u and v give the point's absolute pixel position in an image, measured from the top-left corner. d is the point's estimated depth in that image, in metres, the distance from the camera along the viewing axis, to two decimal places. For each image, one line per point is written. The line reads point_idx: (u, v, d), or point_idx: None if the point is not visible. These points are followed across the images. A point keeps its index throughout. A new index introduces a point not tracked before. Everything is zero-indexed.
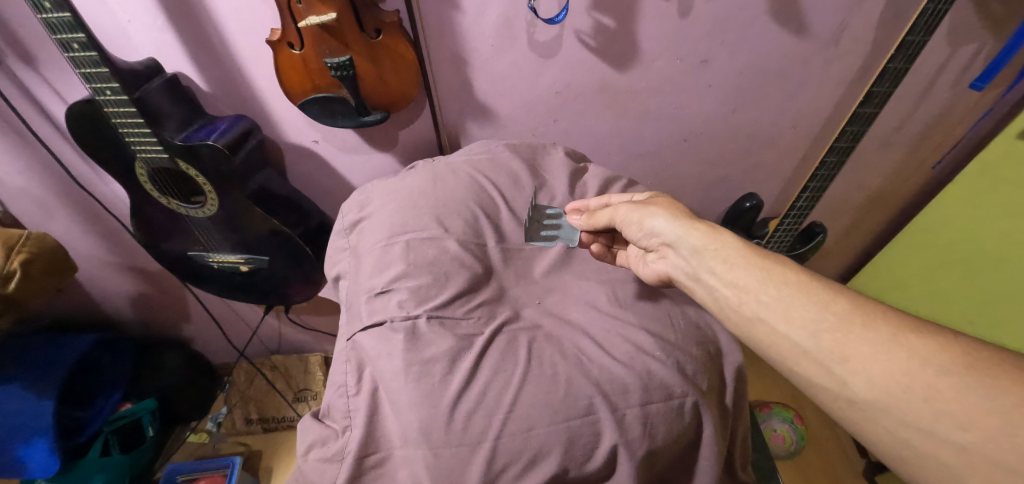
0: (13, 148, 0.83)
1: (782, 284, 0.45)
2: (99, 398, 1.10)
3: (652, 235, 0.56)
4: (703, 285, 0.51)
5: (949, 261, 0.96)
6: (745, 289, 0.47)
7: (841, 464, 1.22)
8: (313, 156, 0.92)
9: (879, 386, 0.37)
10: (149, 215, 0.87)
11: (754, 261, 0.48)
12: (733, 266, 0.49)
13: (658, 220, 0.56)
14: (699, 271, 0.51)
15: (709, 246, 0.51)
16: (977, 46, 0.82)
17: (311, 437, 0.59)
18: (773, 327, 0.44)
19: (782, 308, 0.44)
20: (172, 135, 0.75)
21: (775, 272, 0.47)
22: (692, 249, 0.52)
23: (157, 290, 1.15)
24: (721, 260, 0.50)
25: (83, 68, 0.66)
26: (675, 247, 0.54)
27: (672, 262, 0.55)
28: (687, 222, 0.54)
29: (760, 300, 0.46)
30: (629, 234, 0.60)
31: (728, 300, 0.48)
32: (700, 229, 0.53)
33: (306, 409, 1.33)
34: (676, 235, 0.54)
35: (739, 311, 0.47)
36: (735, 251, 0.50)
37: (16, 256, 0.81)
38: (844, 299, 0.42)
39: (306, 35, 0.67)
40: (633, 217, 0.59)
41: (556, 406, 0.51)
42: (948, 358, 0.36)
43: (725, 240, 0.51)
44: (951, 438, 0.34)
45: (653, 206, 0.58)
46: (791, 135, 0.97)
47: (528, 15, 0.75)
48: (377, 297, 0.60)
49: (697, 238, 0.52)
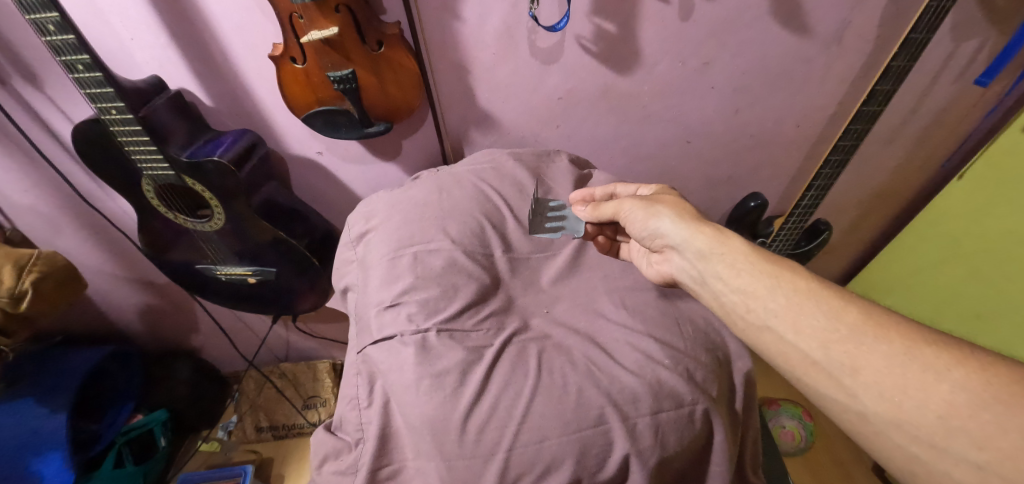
0: (19, 166, 0.84)
1: (791, 292, 0.45)
2: (111, 410, 1.12)
3: (655, 235, 0.57)
4: (708, 289, 0.51)
5: (956, 259, 0.96)
6: (753, 295, 0.47)
7: (851, 459, 1.22)
8: (317, 167, 0.92)
9: (889, 400, 0.38)
10: (157, 230, 0.87)
11: (761, 266, 0.48)
12: (739, 271, 0.49)
13: (663, 220, 0.56)
14: (704, 276, 0.52)
15: (714, 250, 0.51)
16: (980, 41, 0.81)
17: (324, 450, 0.61)
18: (781, 335, 0.44)
19: (790, 316, 0.44)
20: (178, 152, 0.76)
21: (784, 278, 0.47)
22: (698, 252, 0.52)
23: (165, 302, 1.16)
24: (727, 265, 0.50)
25: (88, 89, 0.66)
26: (680, 250, 0.54)
27: (677, 264, 0.56)
28: (693, 224, 0.54)
29: (768, 307, 0.46)
30: (634, 230, 0.59)
31: (735, 307, 0.48)
32: (706, 232, 0.52)
33: (317, 417, 1.34)
34: (681, 239, 0.54)
35: (745, 316, 0.47)
36: (741, 255, 0.49)
37: (27, 275, 0.81)
38: (855, 308, 0.42)
39: (308, 49, 0.67)
40: (638, 214, 0.58)
41: (567, 416, 0.51)
42: (965, 373, 0.36)
43: (732, 245, 0.50)
44: (965, 457, 0.34)
45: (659, 205, 0.57)
46: (794, 134, 0.97)
47: (529, 23, 0.75)
48: (387, 312, 0.61)
49: (703, 241, 0.52)
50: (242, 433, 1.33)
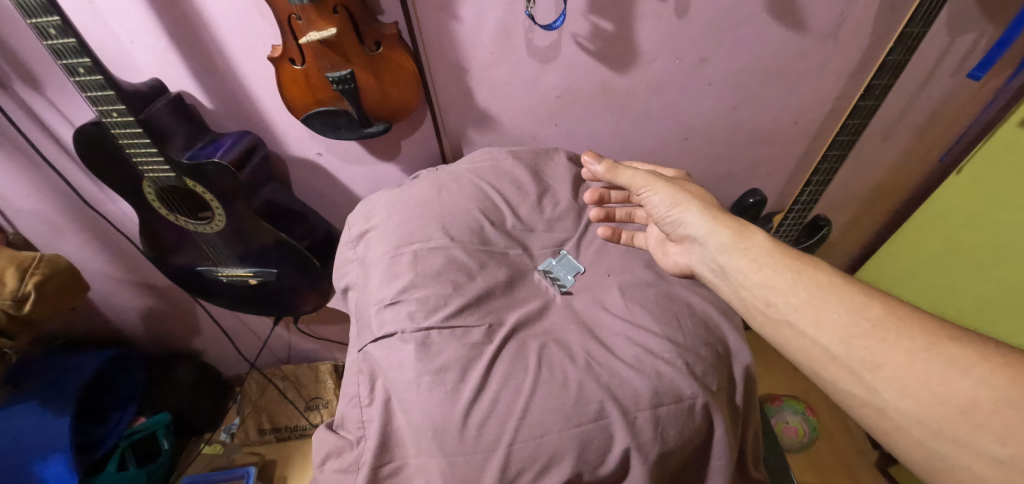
0: (22, 170, 0.84)
1: (813, 287, 0.46)
2: (115, 412, 1.14)
3: (678, 224, 0.58)
4: (729, 282, 0.53)
5: (957, 251, 0.97)
6: (774, 289, 0.48)
7: (853, 455, 1.22)
8: (317, 168, 0.93)
9: (911, 395, 0.39)
10: (158, 232, 0.88)
11: (785, 263, 0.49)
12: (761, 265, 0.50)
13: (688, 212, 0.57)
14: (725, 269, 0.53)
15: (737, 245, 0.52)
16: (976, 35, 0.81)
17: (326, 448, 0.61)
18: (800, 330, 0.45)
19: (810, 311, 0.45)
20: (178, 154, 0.76)
21: (806, 273, 0.47)
22: (720, 245, 0.53)
23: (167, 304, 1.17)
24: (750, 259, 0.51)
25: (88, 92, 0.67)
26: (701, 243, 0.56)
27: (696, 256, 0.57)
28: (717, 218, 0.55)
29: (788, 302, 0.47)
30: (655, 212, 0.60)
31: (754, 299, 0.49)
32: (729, 227, 0.53)
33: (319, 418, 1.35)
34: (704, 232, 0.55)
35: (765, 310, 0.48)
36: (765, 251, 0.50)
37: (30, 278, 0.82)
38: (877, 304, 0.43)
39: (307, 50, 0.67)
40: (663, 200, 0.59)
41: (568, 411, 0.51)
42: (989, 368, 0.37)
43: (755, 240, 0.51)
44: (987, 451, 0.35)
45: (685, 194, 0.58)
46: (793, 129, 0.97)
47: (526, 22, 0.75)
48: (387, 309, 0.60)
49: (725, 236, 0.53)
50: (244, 435, 1.33)
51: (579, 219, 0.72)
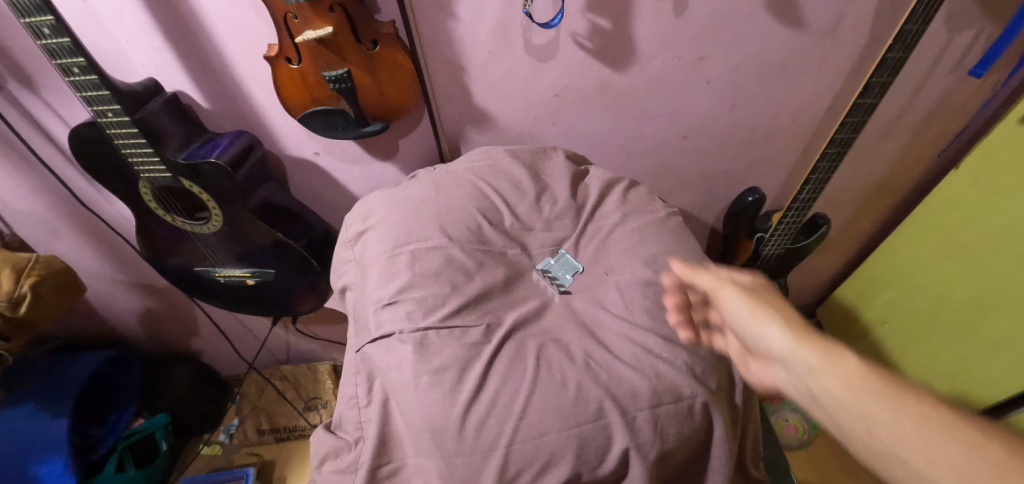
0: (17, 172, 0.84)
1: (922, 419, 0.39)
2: (113, 412, 1.13)
3: (760, 341, 0.51)
4: (821, 409, 0.45)
5: (957, 247, 0.97)
6: (874, 421, 0.41)
7: None
8: (314, 168, 0.92)
9: None
10: (155, 232, 0.87)
11: (887, 389, 0.42)
12: (860, 393, 0.42)
13: (770, 328, 0.50)
14: (816, 395, 0.45)
15: (828, 368, 0.45)
16: (975, 32, 0.81)
17: (324, 449, 0.61)
18: (907, 466, 0.38)
19: (919, 447, 0.38)
20: (174, 154, 0.76)
21: (909, 400, 0.40)
22: (808, 369, 0.46)
23: (165, 305, 1.16)
24: (842, 383, 0.43)
25: (84, 91, 0.66)
26: (786, 366, 0.48)
27: (783, 381, 0.50)
28: (806, 338, 0.48)
29: (893, 435, 0.39)
30: (733, 324, 0.54)
31: (852, 429, 0.42)
32: (819, 349, 0.47)
33: (318, 418, 1.34)
34: (789, 352, 0.48)
35: (866, 444, 0.41)
36: (860, 376, 0.43)
37: (25, 279, 0.81)
38: (1003, 443, 0.36)
39: (303, 49, 0.67)
40: (741, 311, 0.53)
41: (567, 412, 0.51)
42: None
43: (849, 365, 0.44)
44: None
45: (769, 307, 0.51)
46: (791, 128, 0.97)
47: (523, 20, 0.75)
48: (385, 309, 0.60)
49: (815, 358, 0.46)
50: (243, 436, 1.33)
51: (578, 217, 0.71)
